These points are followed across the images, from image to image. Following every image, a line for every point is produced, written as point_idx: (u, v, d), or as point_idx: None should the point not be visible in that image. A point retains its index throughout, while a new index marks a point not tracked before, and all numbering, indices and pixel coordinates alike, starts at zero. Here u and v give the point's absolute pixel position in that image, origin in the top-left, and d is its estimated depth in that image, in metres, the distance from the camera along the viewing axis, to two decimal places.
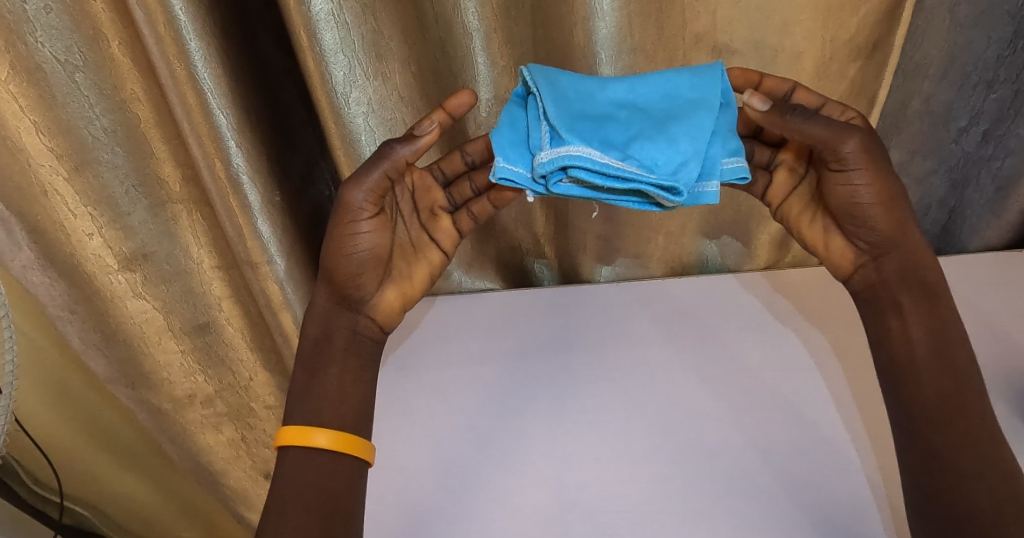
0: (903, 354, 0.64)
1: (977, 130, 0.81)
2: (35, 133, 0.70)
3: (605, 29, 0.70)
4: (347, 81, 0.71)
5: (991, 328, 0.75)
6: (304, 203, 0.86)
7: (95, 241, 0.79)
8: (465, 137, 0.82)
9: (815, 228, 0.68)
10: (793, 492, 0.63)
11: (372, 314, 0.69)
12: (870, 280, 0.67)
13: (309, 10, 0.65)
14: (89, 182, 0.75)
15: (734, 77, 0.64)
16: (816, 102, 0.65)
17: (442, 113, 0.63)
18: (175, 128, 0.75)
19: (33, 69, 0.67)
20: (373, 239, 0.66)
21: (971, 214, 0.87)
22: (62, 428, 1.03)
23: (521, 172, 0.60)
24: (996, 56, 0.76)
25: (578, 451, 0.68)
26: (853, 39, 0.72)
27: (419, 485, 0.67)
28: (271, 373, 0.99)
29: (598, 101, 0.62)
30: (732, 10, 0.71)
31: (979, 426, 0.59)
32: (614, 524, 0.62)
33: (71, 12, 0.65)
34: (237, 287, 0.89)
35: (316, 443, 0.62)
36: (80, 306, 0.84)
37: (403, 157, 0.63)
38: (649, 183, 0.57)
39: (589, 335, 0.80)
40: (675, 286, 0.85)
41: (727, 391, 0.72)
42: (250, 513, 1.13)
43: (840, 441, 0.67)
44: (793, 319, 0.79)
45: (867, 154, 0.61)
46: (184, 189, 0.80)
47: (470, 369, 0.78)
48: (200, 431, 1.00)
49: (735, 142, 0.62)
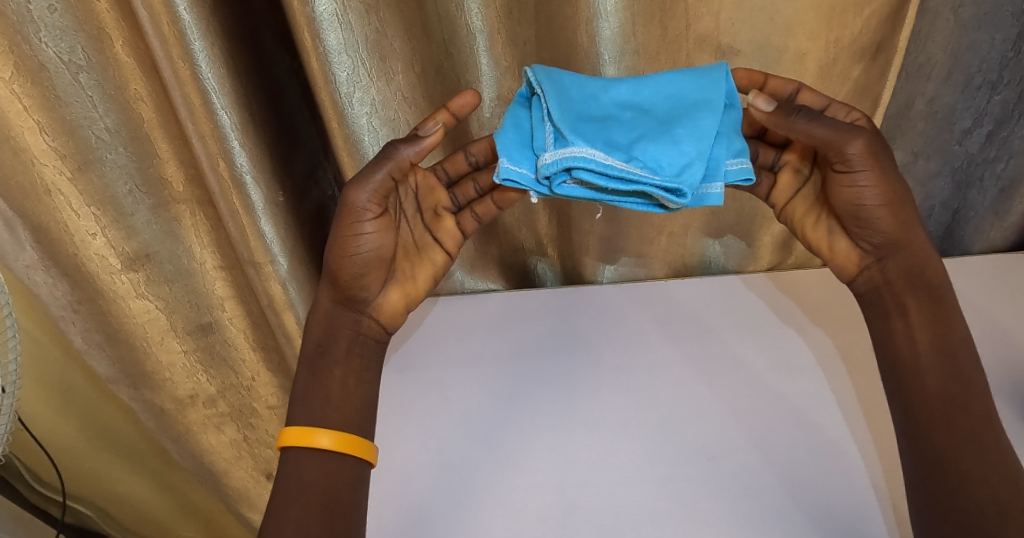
0: (907, 356, 0.64)
1: (981, 132, 0.81)
2: (38, 133, 0.70)
3: (608, 29, 0.70)
4: (351, 81, 0.71)
5: (995, 330, 0.74)
6: (307, 204, 0.86)
7: (98, 241, 0.79)
8: (467, 137, 0.82)
9: (819, 229, 0.68)
10: (796, 492, 0.63)
11: (375, 315, 0.69)
12: (874, 281, 0.66)
13: (313, 10, 0.65)
14: (92, 182, 0.75)
15: (738, 78, 0.64)
16: (820, 103, 0.65)
17: (445, 113, 0.63)
18: (178, 128, 0.75)
19: (37, 69, 0.67)
20: (377, 240, 0.66)
21: (975, 216, 0.87)
22: (65, 428, 1.04)
23: (525, 173, 0.60)
24: (1000, 57, 0.76)
25: (579, 452, 0.68)
26: (857, 40, 0.72)
27: (420, 486, 0.67)
28: (273, 373, 0.99)
29: (602, 102, 0.62)
30: (736, 11, 0.71)
31: (983, 429, 0.59)
32: (614, 525, 0.62)
33: (75, 12, 0.65)
34: (240, 287, 0.89)
35: (317, 443, 0.62)
36: (83, 306, 0.84)
37: (408, 158, 0.62)
38: (653, 185, 0.57)
39: (591, 336, 0.80)
40: (678, 287, 0.85)
41: (729, 392, 0.72)
42: (251, 513, 1.12)
43: (843, 441, 0.67)
44: (797, 321, 0.79)
45: (873, 155, 0.61)
46: (187, 189, 0.80)
47: (471, 370, 0.77)
48: (202, 431, 1.00)
49: (740, 143, 0.61)
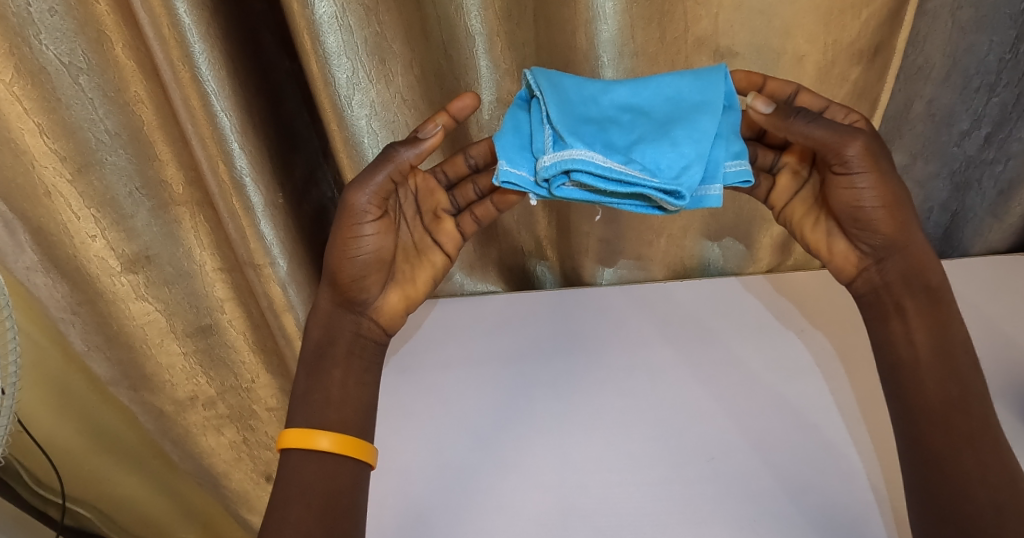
0: (905, 358, 0.64)
1: (980, 134, 0.81)
2: (39, 135, 0.70)
3: (607, 32, 0.71)
4: (350, 84, 0.71)
5: (993, 332, 0.75)
6: (307, 205, 0.86)
7: (98, 243, 0.79)
8: (467, 139, 0.82)
9: (818, 231, 0.68)
10: (795, 493, 0.63)
11: (375, 317, 0.69)
12: (873, 283, 0.67)
13: (313, 12, 0.65)
14: (92, 184, 0.75)
15: (737, 80, 0.65)
16: (819, 105, 0.65)
17: (445, 115, 0.63)
18: (178, 130, 0.75)
19: (37, 71, 0.67)
20: (377, 242, 0.66)
21: (973, 217, 0.87)
22: (64, 430, 1.03)
23: (524, 175, 0.60)
24: (998, 59, 0.76)
25: (578, 453, 0.68)
26: (855, 43, 0.72)
27: (419, 488, 0.67)
28: (273, 374, 0.99)
29: (602, 104, 0.62)
30: (735, 13, 0.71)
31: (981, 430, 0.59)
32: (614, 526, 0.62)
33: (75, 14, 0.66)
34: (239, 288, 0.89)
35: (317, 446, 0.62)
36: (83, 308, 0.85)
37: (408, 160, 0.62)
38: (652, 187, 0.57)
39: (590, 337, 0.80)
40: (677, 289, 0.85)
41: (728, 393, 0.72)
42: (251, 515, 1.12)
43: (842, 442, 0.67)
44: (795, 322, 0.79)
45: (872, 157, 0.61)
46: (187, 190, 0.80)
47: (470, 371, 0.78)
48: (201, 433, 1.00)
49: (738, 146, 0.61)
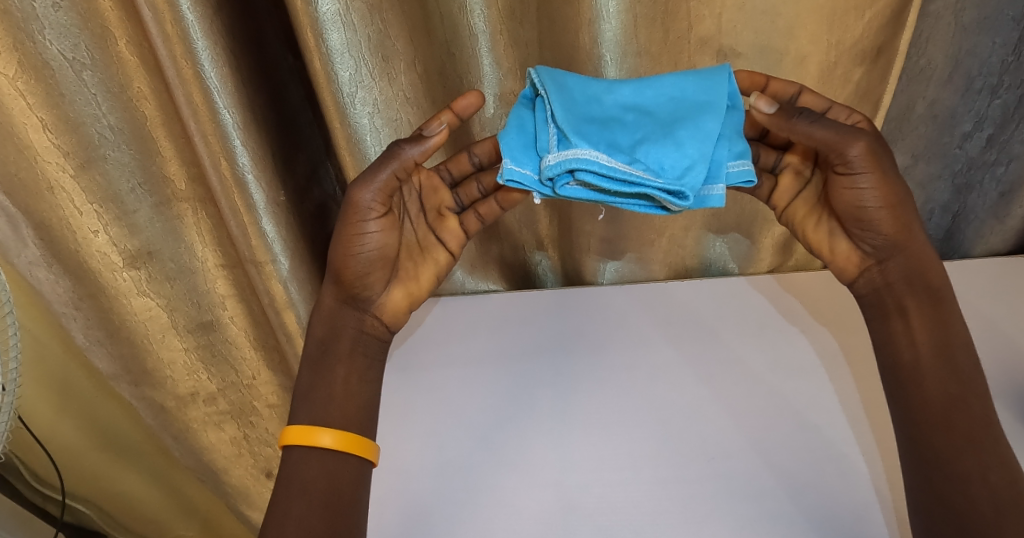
0: (907, 358, 0.64)
1: (982, 135, 0.81)
2: (42, 129, 0.70)
3: (610, 32, 0.71)
4: (353, 81, 0.71)
5: (993, 334, 0.75)
6: (308, 203, 0.86)
7: (100, 238, 0.79)
8: (470, 137, 0.82)
9: (820, 231, 0.68)
10: (795, 493, 0.64)
11: (378, 314, 0.69)
12: (875, 284, 0.67)
13: (316, 11, 0.65)
14: (94, 180, 0.75)
15: (740, 80, 0.65)
16: (821, 106, 0.65)
17: (449, 113, 0.63)
18: (180, 127, 0.75)
19: (40, 67, 0.67)
20: (381, 238, 0.66)
21: (974, 219, 0.87)
22: (64, 425, 1.03)
23: (528, 174, 0.60)
24: (1000, 61, 0.76)
25: (577, 450, 0.68)
26: (858, 43, 0.73)
27: (419, 486, 0.67)
28: (274, 371, 0.98)
29: (605, 103, 0.62)
30: (738, 13, 0.71)
31: (982, 430, 0.60)
32: (614, 525, 0.63)
33: (79, 11, 0.66)
34: (241, 286, 0.89)
35: (320, 443, 0.62)
36: (84, 303, 0.84)
37: (412, 158, 0.62)
38: (655, 187, 0.57)
39: (591, 336, 0.80)
40: (679, 289, 0.85)
41: (728, 392, 0.72)
42: (251, 511, 1.12)
43: (842, 442, 0.67)
44: (798, 321, 0.79)
45: (874, 158, 0.61)
46: (190, 187, 0.80)
47: (472, 370, 0.78)
48: (202, 429, 1.00)
49: (741, 145, 0.62)
